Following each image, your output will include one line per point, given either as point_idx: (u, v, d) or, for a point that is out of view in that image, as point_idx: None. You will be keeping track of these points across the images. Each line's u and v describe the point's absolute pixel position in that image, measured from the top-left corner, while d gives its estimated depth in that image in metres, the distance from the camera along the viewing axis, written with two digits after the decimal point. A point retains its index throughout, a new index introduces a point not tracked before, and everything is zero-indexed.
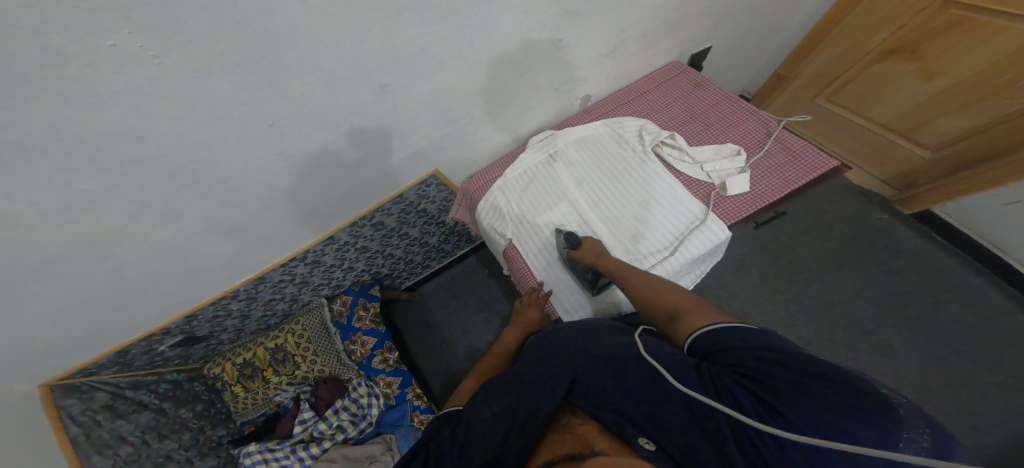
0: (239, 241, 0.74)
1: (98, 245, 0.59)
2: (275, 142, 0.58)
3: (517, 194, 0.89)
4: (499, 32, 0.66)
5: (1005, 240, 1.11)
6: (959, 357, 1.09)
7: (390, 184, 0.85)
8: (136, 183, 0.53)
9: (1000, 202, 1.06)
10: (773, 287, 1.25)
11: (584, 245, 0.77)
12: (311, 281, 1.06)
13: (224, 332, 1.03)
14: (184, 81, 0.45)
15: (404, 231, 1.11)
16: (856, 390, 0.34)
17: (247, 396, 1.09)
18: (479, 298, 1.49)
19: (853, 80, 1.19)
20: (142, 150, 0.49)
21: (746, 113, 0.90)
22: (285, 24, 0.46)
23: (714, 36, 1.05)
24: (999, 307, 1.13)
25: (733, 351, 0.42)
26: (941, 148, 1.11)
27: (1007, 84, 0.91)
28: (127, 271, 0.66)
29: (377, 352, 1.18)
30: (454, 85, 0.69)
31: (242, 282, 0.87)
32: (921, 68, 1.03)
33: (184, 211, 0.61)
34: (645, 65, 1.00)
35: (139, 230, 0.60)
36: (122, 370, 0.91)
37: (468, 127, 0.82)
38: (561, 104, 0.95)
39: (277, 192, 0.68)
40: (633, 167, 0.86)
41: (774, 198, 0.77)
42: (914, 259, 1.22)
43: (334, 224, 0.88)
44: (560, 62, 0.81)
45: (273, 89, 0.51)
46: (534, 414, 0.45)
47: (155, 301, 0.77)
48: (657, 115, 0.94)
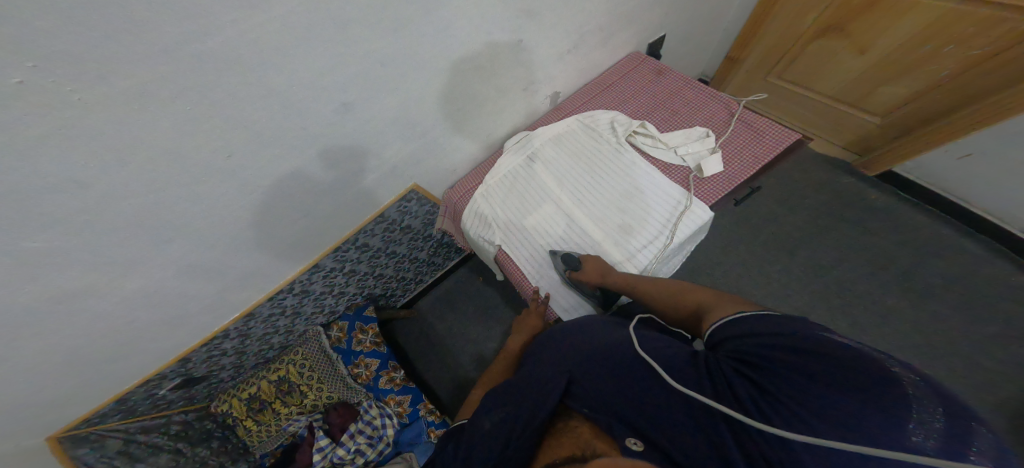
0: (219, 279, 0.73)
1: (67, 301, 0.57)
2: (241, 173, 0.58)
3: (500, 199, 0.89)
4: (456, 40, 0.66)
5: (966, 191, 1.15)
6: (940, 306, 1.13)
7: (368, 203, 0.84)
8: (100, 230, 0.52)
9: (952, 157, 1.11)
10: (759, 258, 1.27)
11: (585, 266, 0.76)
12: (304, 310, 1.05)
13: (224, 369, 1.01)
14: (115, 116, 0.43)
15: (392, 249, 1.10)
16: (864, 368, 0.34)
17: (260, 429, 1.09)
18: (476, 306, 1.49)
19: (797, 58, 1.23)
20: (92, 195, 0.48)
21: (710, 95, 0.91)
22: (220, 48, 0.44)
23: (670, 22, 1.07)
24: (971, 253, 1.17)
25: (738, 339, 0.43)
26: (887, 115, 1.15)
27: (933, 52, 0.96)
28: (103, 323, 0.64)
29: (382, 372, 1.21)
30: (417, 98, 0.70)
31: (232, 320, 0.86)
32: (854, 44, 1.08)
33: (157, 253, 0.60)
34: (607, 58, 1.01)
35: (113, 278, 0.59)
36: (130, 415, 0.88)
37: (439, 138, 0.82)
38: (530, 105, 0.96)
39: (250, 224, 0.67)
40: (610, 160, 0.87)
41: (749, 175, 0.79)
42: (889, 216, 1.26)
43: (318, 251, 0.88)
44: (523, 62, 0.82)
45: (223, 118, 0.50)
46: (531, 420, 0.45)
47: (140, 351, 0.75)
48: (626, 106, 0.95)
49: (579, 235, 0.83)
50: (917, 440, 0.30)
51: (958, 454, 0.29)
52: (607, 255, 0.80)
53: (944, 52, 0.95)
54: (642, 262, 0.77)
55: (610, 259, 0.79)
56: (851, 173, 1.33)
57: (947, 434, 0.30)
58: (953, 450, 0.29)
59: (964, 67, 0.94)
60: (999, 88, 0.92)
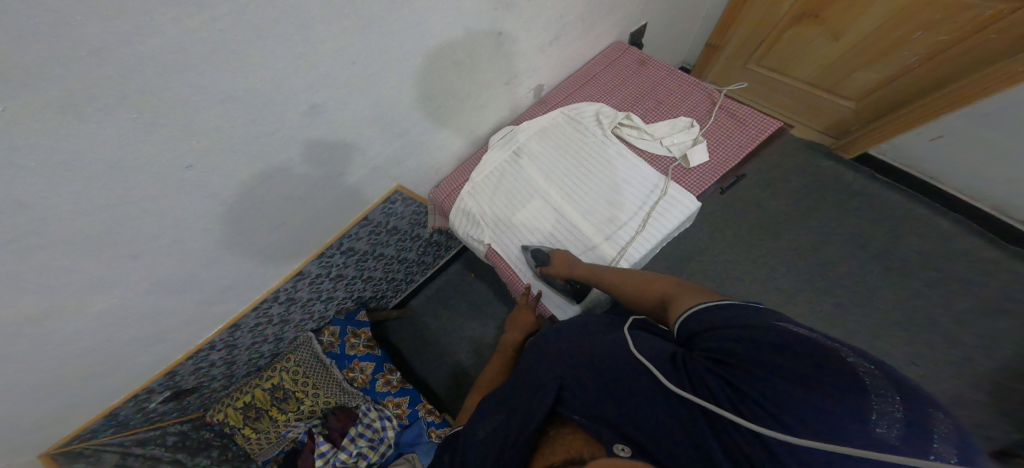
0: (197, 292, 0.71)
1: (33, 326, 0.55)
2: (210, 182, 0.56)
3: (488, 196, 0.88)
4: (433, 33, 0.64)
5: (940, 171, 1.17)
6: (918, 285, 1.17)
7: (353, 205, 0.83)
8: (63, 249, 0.50)
9: (925, 139, 1.13)
10: (744, 243, 1.29)
11: (553, 260, 0.78)
12: (292, 318, 1.03)
13: (214, 380, 0.99)
14: (55, 126, 0.40)
15: (379, 252, 1.09)
16: (825, 362, 0.34)
17: (259, 436, 1.07)
18: (468, 303, 1.48)
19: (775, 45, 1.23)
20: (41, 214, 0.45)
21: (694, 85, 0.91)
22: (165, 49, 0.41)
23: (651, 11, 1.06)
24: (946, 232, 1.20)
25: (711, 333, 0.43)
26: (861, 99, 1.17)
27: (903, 38, 0.98)
28: (75, 345, 0.62)
29: (378, 376, 1.19)
30: (397, 95, 0.68)
31: (216, 333, 0.84)
32: (828, 30, 1.08)
33: (128, 268, 0.58)
34: (590, 48, 1.00)
35: (83, 297, 0.57)
36: (122, 429, 0.85)
37: (421, 135, 0.81)
38: (513, 99, 0.94)
39: (226, 232, 0.65)
40: (596, 152, 0.86)
41: (733, 164, 0.79)
42: (868, 197, 1.28)
43: (303, 257, 0.86)
44: (504, 55, 0.80)
45: (178, 125, 0.47)
46: (525, 426, 0.46)
47: (116, 372, 0.72)
48: (611, 97, 0.94)
49: (568, 229, 0.82)
50: (880, 431, 0.30)
51: (919, 442, 0.29)
52: (597, 249, 0.80)
53: (914, 38, 0.96)
54: (631, 255, 0.77)
55: (599, 252, 0.79)
56: (831, 156, 1.35)
57: (907, 423, 0.30)
58: (915, 438, 0.30)
59: (934, 51, 0.96)
60: (967, 72, 0.94)
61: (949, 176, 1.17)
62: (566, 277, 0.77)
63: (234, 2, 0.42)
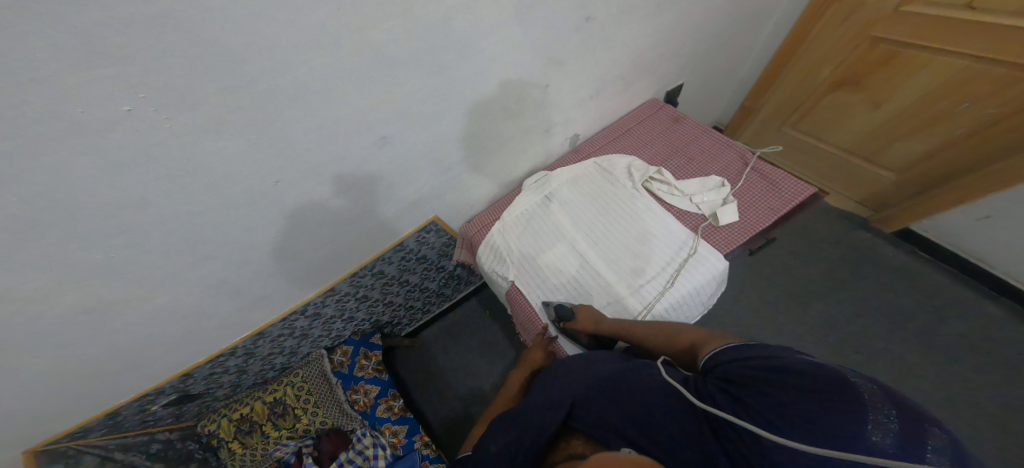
0: (241, 296, 0.77)
1: (103, 307, 0.61)
2: (275, 196, 0.63)
3: (517, 235, 0.91)
4: (490, 81, 0.72)
5: (989, 253, 1.12)
6: (964, 371, 1.08)
7: (389, 232, 0.89)
8: (147, 242, 0.58)
9: (970, 218, 1.10)
10: (771, 309, 1.24)
11: (578, 316, 0.78)
12: (311, 334, 1.06)
13: (219, 388, 1.01)
14: (193, 142, 0.50)
15: (404, 278, 1.12)
16: (823, 379, 0.37)
17: (246, 452, 1.05)
18: (482, 341, 1.46)
19: (813, 109, 1.26)
20: (150, 210, 0.54)
21: (725, 146, 0.94)
22: (289, 84, 0.51)
23: (687, 74, 1.13)
24: (996, 319, 1.13)
25: (727, 364, 0.46)
26: (905, 169, 1.15)
27: (949, 109, 0.97)
28: (130, 330, 0.68)
29: (381, 401, 1.19)
30: (448, 134, 0.75)
31: (239, 340, 0.88)
32: (868, 97, 1.10)
33: (189, 267, 0.65)
34: (626, 104, 1.06)
35: (147, 288, 0.64)
36: (112, 431, 0.87)
37: (461, 174, 0.87)
38: (550, 146, 1.00)
39: (270, 245, 0.71)
40: (625, 203, 0.89)
41: (762, 227, 0.80)
42: (907, 274, 1.23)
43: (335, 276, 0.91)
44: (548, 105, 0.87)
45: (276, 147, 0.57)
46: (537, 438, 0.49)
47: (155, 361, 0.78)
48: (643, 151, 0.99)
49: (592, 276, 0.84)
50: (875, 438, 0.32)
51: (911, 449, 0.31)
52: (619, 298, 0.80)
53: (961, 109, 0.95)
54: (654, 306, 0.77)
55: (621, 301, 0.79)
56: (868, 227, 1.32)
57: (899, 431, 0.32)
58: (907, 446, 0.31)
59: (980, 125, 0.94)
60: (1013, 150, 0.92)
61: (997, 259, 1.11)
62: (593, 333, 0.77)
63: (338, 48, 0.51)
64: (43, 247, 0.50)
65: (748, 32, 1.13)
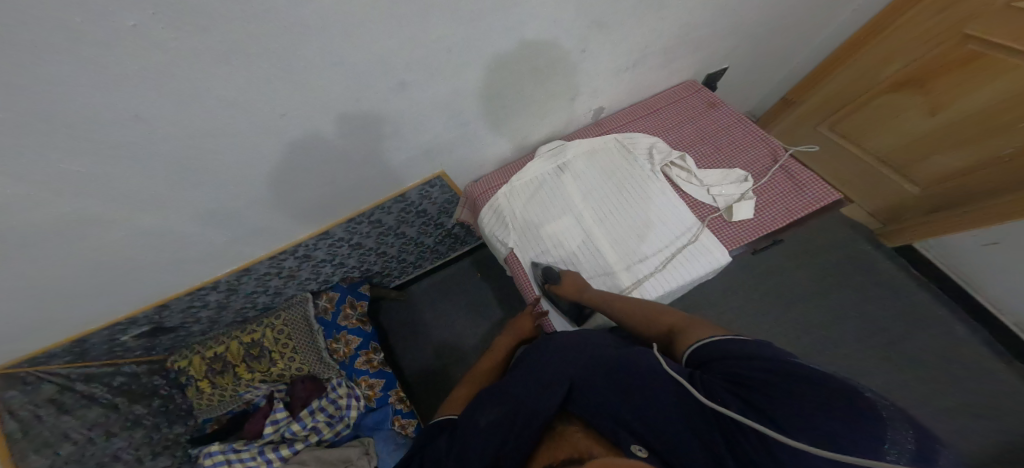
0: (230, 227, 0.76)
1: (84, 224, 0.60)
2: (280, 132, 0.60)
3: (524, 201, 0.89)
4: (525, 36, 0.67)
5: (980, 278, 1.14)
6: (919, 384, 1.13)
7: (393, 181, 0.87)
8: (136, 164, 0.55)
9: (979, 243, 1.10)
10: (753, 304, 1.28)
11: (564, 281, 0.79)
12: (298, 275, 1.07)
13: (196, 324, 1.03)
14: (200, 66, 0.46)
15: (400, 230, 1.12)
16: (842, 392, 0.37)
17: (214, 392, 1.10)
18: (469, 301, 1.48)
19: (861, 109, 1.20)
20: (141, 132, 0.51)
21: (757, 139, 0.91)
22: (315, 15, 0.47)
23: (731, 57, 1.07)
24: (963, 340, 1.17)
25: (726, 361, 0.46)
26: (935, 184, 1.12)
27: (1006, 125, 0.91)
28: (117, 247, 0.67)
29: (361, 352, 1.20)
30: (470, 88, 0.71)
31: (225, 272, 0.89)
32: (927, 102, 1.03)
33: (184, 194, 0.63)
34: (660, 82, 1.01)
35: (132, 210, 0.62)
36: (77, 360, 0.90)
37: (477, 131, 0.84)
38: (573, 114, 0.96)
39: (262, 179, 0.68)
40: (638, 184, 0.87)
41: (776, 227, 0.79)
42: (891, 288, 1.26)
43: (331, 219, 0.90)
44: (580, 72, 0.83)
45: (287, 80, 0.53)
46: (532, 421, 0.49)
47: (139, 279, 0.77)
48: (668, 134, 0.95)
49: (593, 252, 0.84)
50: (891, 457, 0.33)
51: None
52: (613, 276, 0.81)
53: (1018, 127, 0.89)
54: (646, 289, 0.78)
55: (616, 281, 0.80)
56: (869, 239, 1.34)
57: (916, 453, 0.33)
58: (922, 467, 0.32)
59: None
60: None
61: (983, 281, 1.14)
62: (574, 299, 0.79)
63: None
64: (25, 157, 0.47)
65: (809, 27, 1.06)
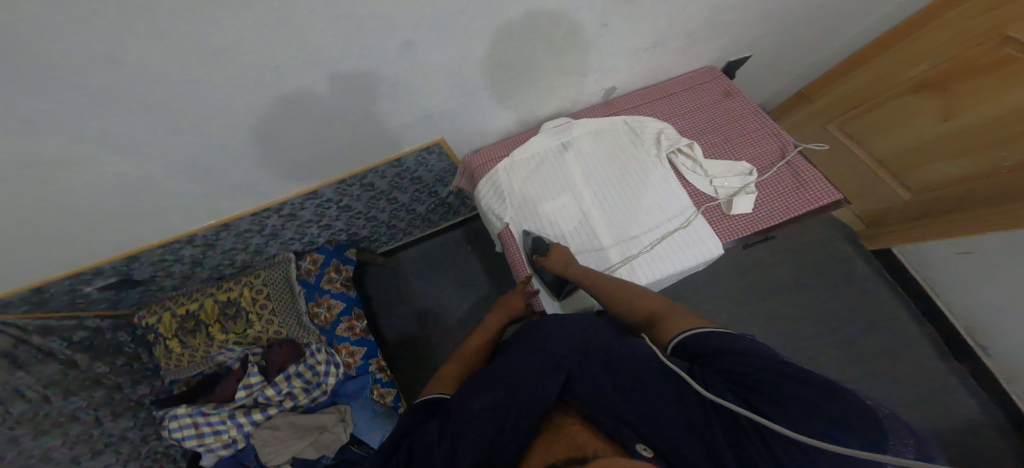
0: (212, 179, 0.73)
1: (54, 165, 0.57)
2: (272, 86, 0.57)
3: (524, 176, 0.88)
4: (543, 6, 0.63)
5: (945, 287, 1.21)
6: (867, 378, 1.23)
7: (390, 146, 0.85)
8: (110, 106, 0.51)
9: (956, 250, 1.13)
10: (727, 294, 1.35)
11: (551, 253, 0.80)
12: (282, 234, 1.06)
13: (166, 277, 1.04)
14: (185, 6, 0.42)
15: (392, 195, 1.10)
16: (847, 401, 0.38)
17: (182, 352, 1.11)
18: (457, 274, 1.47)
19: (873, 111, 1.16)
20: (118, 73, 0.47)
21: (769, 132, 0.90)
22: None
23: (758, 46, 1.03)
24: (917, 343, 1.25)
25: (728, 358, 0.46)
26: (931, 191, 1.13)
27: (1016, 137, 0.90)
28: (87, 190, 0.64)
29: (343, 319, 1.18)
30: (478, 56, 0.68)
31: (202, 227, 0.87)
32: (943, 107, 1.00)
33: (164, 144, 0.61)
34: (681, 65, 0.99)
35: (108, 155, 0.59)
36: (33, 313, 0.91)
37: (482, 101, 0.82)
38: (583, 93, 0.95)
39: (250, 134, 0.65)
40: (639, 169, 0.87)
41: (772, 223, 0.81)
42: (859, 288, 1.33)
43: (321, 180, 0.88)
44: (596, 49, 0.80)
45: (281, 30, 0.49)
46: (527, 412, 0.48)
47: (111, 224, 0.75)
48: (679, 120, 0.93)
49: (587, 233, 0.84)
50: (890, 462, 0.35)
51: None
52: (604, 257, 0.82)
53: None
54: (637, 272, 0.80)
55: (607, 262, 0.82)
56: (852, 242, 1.39)
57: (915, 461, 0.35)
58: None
59: None
60: None
61: (947, 291, 1.21)
62: (558, 274, 0.80)
63: None
64: None
65: (835, 26, 1.04)
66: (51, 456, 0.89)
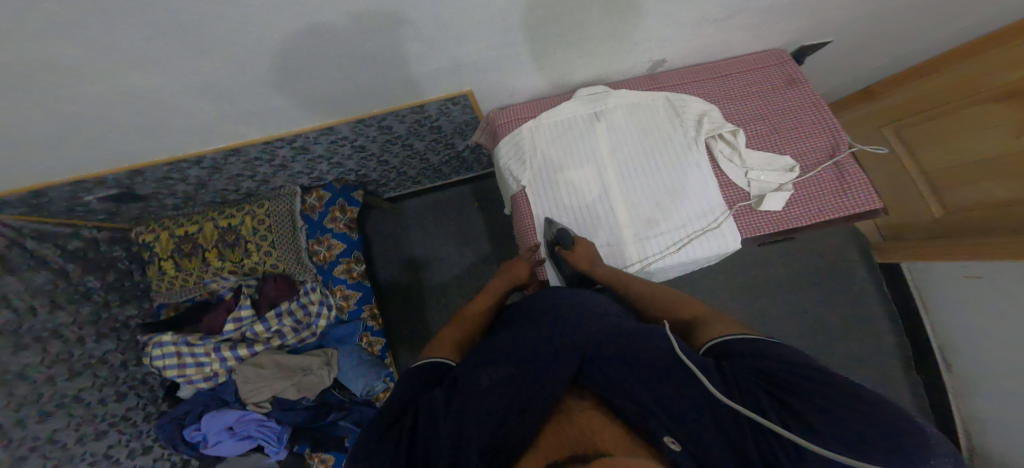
0: (229, 105, 0.71)
1: (69, 73, 0.55)
2: (305, 17, 0.54)
3: (548, 141, 0.86)
4: None
5: (936, 305, 1.24)
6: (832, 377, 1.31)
7: (413, 92, 0.81)
8: (132, 19, 0.48)
9: (964, 273, 1.12)
10: (721, 281, 1.39)
11: (577, 249, 0.78)
12: (291, 167, 1.04)
13: (167, 196, 1.04)
14: None
15: (409, 142, 1.07)
16: (884, 412, 0.39)
17: (175, 274, 1.12)
18: (459, 229, 1.47)
19: (933, 118, 1.07)
20: None
21: (825, 128, 0.86)
22: None
23: (843, 31, 0.93)
24: (887, 351, 1.33)
25: (761, 359, 0.46)
26: (961, 211, 1.07)
27: None
28: (100, 102, 0.62)
29: (342, 260, 1.20)
30: (524, 6, 0.63)
31: (212, 149, 0.85)
32: (1008, 125, 0.91)
33: (184, 64, 0.58)
34: (746, 43, 0.92)
35: (125, 69, 0.57)
36: (28, 214, 0.92)
37: (519, 56, 0.77)
38: (625, 62, 0.89)
39: (273, 64, 0.62)
40: (670, 150, 0.85)
41: (800, 224, 0.81)
42: (848, 294, 1.37)
43: (338, 117, 0.85)
44: (658, 13, 0.73)
45: None
46: (539, 393, 0.47)
47: (123, 138, 0.73)
48: (729, 104, 0.88)
49: (607, 209, 0.83)
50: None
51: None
52: (619, 234, 0.83)
53: None
54: (650, 256, 0.81)
55: (620, 240, 0.82)
56: (862, 252, 1.40)
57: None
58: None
59: None
60: None
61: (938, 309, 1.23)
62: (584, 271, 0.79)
63: None
64: None
65: (922, 27, 0.94)
66: (27, 374, 0.88)
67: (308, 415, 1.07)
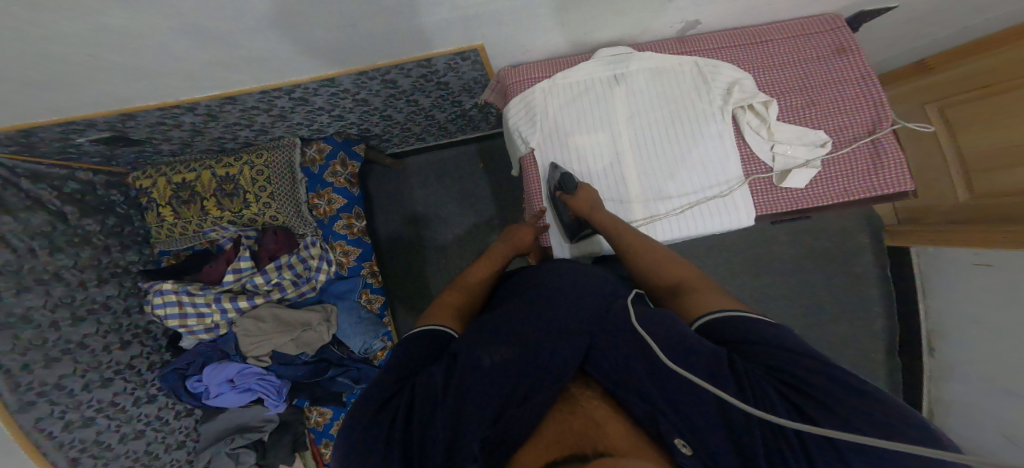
0: (220, 52, 0.66)
1: (43, 9, 0.50)
2: None
3: (561, 103, 0.81)
4: None
5: (937, 292, 1.24)
6: None
7: (421, 44, 0.76)
8: None
9: (973, 260, 1.10)
10: (723, 254, 1.40)
11: (579, 193, 0.78)
12: (290, 118, 0.99)
13: (164, 142, 0.99)
14: None
15: (414, 97, 1.01)
16: (904, 416, 0.38)
17: (175, 222, 1.08)
18: (463, 190, 1.44)
19: (993, 96, 0.98)
20: None
21: (869, 104, 0.81)
22: None
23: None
24: (874, 331, 1.38)
25: (773, 351, 0.44)
26: (989, 197, 1.04)
27: None
28: (82, 43, 0.58)
29: (343, 216, 1.19)
30: None
31: (206, 96, 0.80)
32: None
33: (167, 5, 0.53)
34: (797, 6, 0.83)
35: (103, 7, 0.52)
36: (21, 154, 0.89)
37: (541, 8, 0.71)
38: (656, 21, 0.82)
39: (266, 9, 0.57)
40: (692, 119, 0.81)
41: (819, 204, 0.80)
42: (846, 275, 1.39)
43: (339, 68, 0.79)
44: None
45: None
46: (545, 379, 0.46)
47: (110, 82, 0.69)
48: (760, 72, 0.83)
49: (616, 179, 0.82)
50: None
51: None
52: (629, 205, 0.82)
53: None
54: (658, 228, 0.81)
55: (630, 212, 0.81)
56: (871, 234, 1.40)
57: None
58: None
59: None
60: None
61: (938, 295, 1.24)
62: (581, 215, 0.79)
63: None
64: None
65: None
66: (31, 317, 0.89)
67: (305, 371, 1.09)
